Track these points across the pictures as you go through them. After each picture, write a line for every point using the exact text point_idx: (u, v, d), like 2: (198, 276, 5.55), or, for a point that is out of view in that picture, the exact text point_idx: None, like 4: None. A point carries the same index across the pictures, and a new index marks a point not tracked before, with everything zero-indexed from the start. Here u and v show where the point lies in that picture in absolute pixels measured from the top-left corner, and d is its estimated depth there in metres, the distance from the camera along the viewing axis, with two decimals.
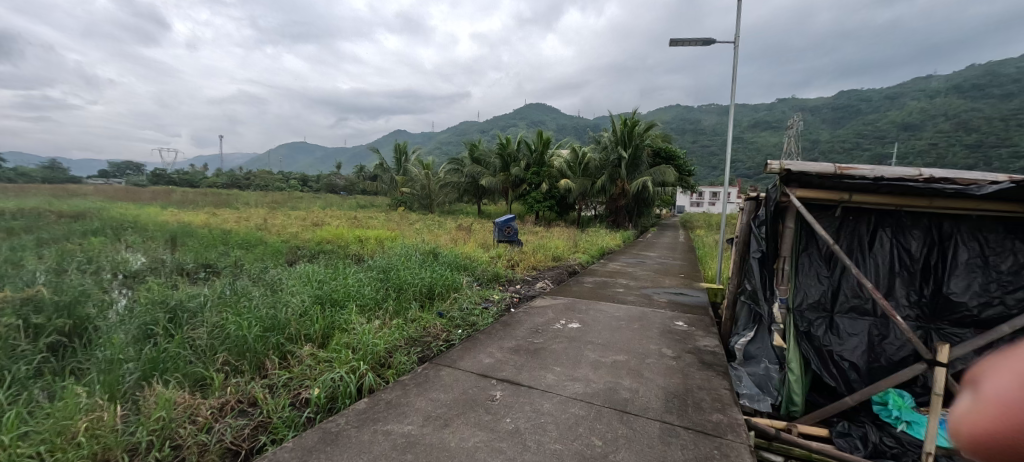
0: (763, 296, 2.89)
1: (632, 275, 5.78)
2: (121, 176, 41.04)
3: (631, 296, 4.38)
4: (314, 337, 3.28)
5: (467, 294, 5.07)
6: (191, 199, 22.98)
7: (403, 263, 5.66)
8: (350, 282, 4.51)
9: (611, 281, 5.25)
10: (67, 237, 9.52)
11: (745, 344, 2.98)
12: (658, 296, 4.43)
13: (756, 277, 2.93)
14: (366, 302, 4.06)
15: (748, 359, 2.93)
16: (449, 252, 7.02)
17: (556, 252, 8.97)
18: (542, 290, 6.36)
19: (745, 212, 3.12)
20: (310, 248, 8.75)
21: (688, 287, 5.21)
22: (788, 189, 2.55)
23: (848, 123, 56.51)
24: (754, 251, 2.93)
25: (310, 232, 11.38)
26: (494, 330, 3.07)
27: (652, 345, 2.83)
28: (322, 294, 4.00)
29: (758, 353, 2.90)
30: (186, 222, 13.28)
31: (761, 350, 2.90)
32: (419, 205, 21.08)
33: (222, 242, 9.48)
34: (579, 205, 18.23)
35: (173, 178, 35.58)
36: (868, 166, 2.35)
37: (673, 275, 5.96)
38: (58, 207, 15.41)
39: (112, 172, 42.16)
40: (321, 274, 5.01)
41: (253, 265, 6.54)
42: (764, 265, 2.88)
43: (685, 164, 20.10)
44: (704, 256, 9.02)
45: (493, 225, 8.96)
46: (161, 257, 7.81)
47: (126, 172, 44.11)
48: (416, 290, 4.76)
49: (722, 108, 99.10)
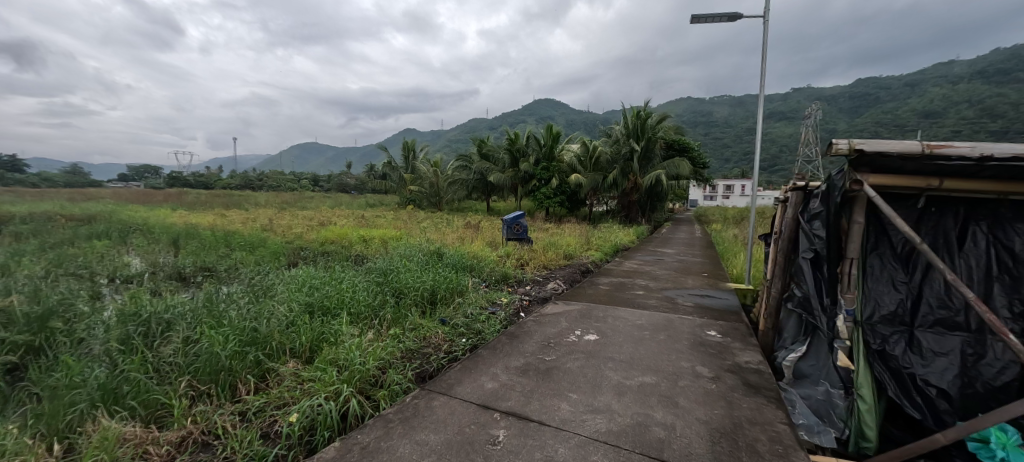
0: (819, 304, 2.47)
1: (651, 274, 5.35)
2: (139, 179, 41.92)
3: (653, 300, 3.95)
4: (300, 352, 2.95)
5: (473, 297, 4.70)
6: (202, 201, 23.05)
7: (404, 265, 5.30)
8: (346, 287, 4.19)
9: (628, 282, 4.83)
10: (71, 241, 9.42)
11: (796, 360, 2.60)
12: (682, 299, 4.00)
13: (809, 281, 2.51)
14: (361, 309, 3.72)
15: (800, 378, 2.57)
16: (455, 252, 6.66)
17: (567, 250, 8.55)
18: (553, 292, 5.98)
19: (791, 205, 2.69)
20: (313, 249, 8.48)
21: (713, 287, 4.76)
22: (858, 174, 2.10)
23: (866, 112, 54.78)
24: (805, 251, 2.51)
25: (315, 232, 11.15)
26: (500, 343, 2.68)
27: (684, 362, 2.41)
28: (313, 302, 3.68)
29: (812, 373, 2.54)
30: (194, 224, 13.20)
31: (816, 368, 2.53)
32: (428, 203, 20.81)
33: (225, 244, 9.28)
34: (590, 200, 17.77)
35: (188, 180, 36.05)
36: (970, 144, 1.89)
37: (695, 274, 5.51)
38: (70, 211, 15.51)
39: (130, 175, 42.88)
40: (318, 278, 4.70)
41: (251, 269, 6.26)
42: (820, 268, 2.46)
43: (699, 156, 19.49)
44: (724, 252, 8.56)
45: (501, 222, 8.50)
46: (161, 261, 7.59)
47: (145, 175, 44.95)
48: (419, 295, 4.41)
49: (735, 100, 97.18)
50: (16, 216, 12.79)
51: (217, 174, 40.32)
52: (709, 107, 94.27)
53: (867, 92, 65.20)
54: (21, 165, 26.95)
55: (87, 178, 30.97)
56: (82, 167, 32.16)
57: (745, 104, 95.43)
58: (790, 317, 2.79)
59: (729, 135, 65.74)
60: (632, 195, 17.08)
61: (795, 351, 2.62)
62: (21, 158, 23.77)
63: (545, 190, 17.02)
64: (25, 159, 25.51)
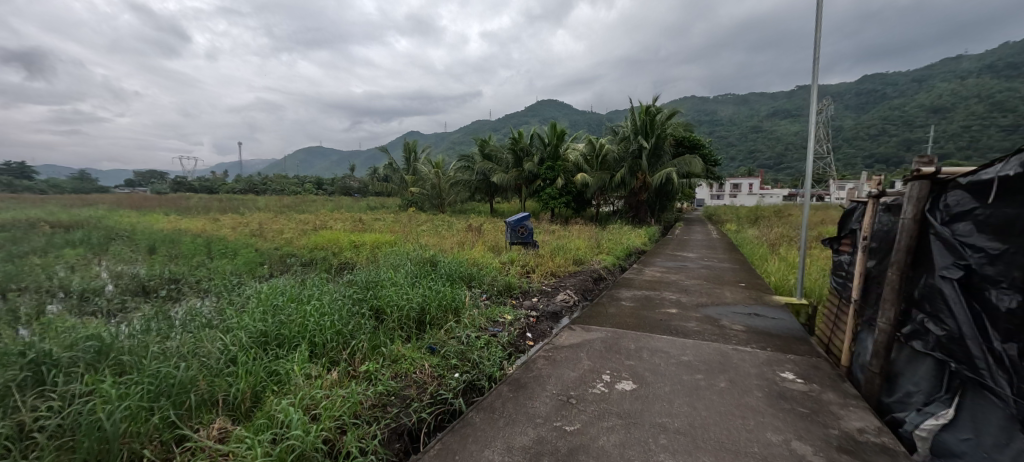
0: (979, 355, 1.53)
1: (678, 285, 4.56)
2: (147, 184, 41.71)
3: (692, 322, 3.16)
4: (235, 406, 2.22)
5: (470, 317, 3.99)
6: (199, 205, 22.47)
7: (390, 276, 4.55)
8: (318, 306, 3.46)
9: (655, 295, 4.03)
10: (44, 250, 8.74)
11: (945, 434, 1.63)
12: (727, 320, 3.21)
13: (963, 317, 1.58)
14: (331, 334, 3.00)
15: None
16: (451, 259, 5.88)
17: (576, 255, 7.76)
18: (564, 306, 5.23)
19: (911, 204, 1.87)
20: (300, 257, 7.76)
21: (757, 300, 3.97)
22: None
23: (875, 108, 53.80)
24: (955, 270, 1.61)
25: (307, 238, 10.42)
26: (501, 401, 1.94)
27: (769, 433, 1.65)
28: (270, 329, 2.95)
29: (968, 453, 1.55)
30: (183, 229, 12.55)
31: (974, 448, 1.54)
32: (430, 205, 20.09)
33: (207, 251, 8.55)
34: (597, 200, 17.01)
35: (193, 185, 35.49)
36: None
37: (730, 284, 4.71)
38: (57, 216, 14.86)
39: (138, 180, 42.46)
40: (287, 295, 3.96)
41: (222, 282, 5.51)
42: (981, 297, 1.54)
43: (710, 153, 18.69)
44: (749, 256, 7.77)
45: (503, 225, 7.64)
46: (130, 272, 6.86)
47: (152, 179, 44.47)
48: (406, 315, 3.69)
49: (740, 98, 96.41)
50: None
51: (220, 178, 39.94)
52: (714, 106, 93.33)
53: (876, 88, 64.10)
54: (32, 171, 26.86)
55: (94, 183, 30.85)
56: (88, 172, 31.96)
57: (751, 102, 94.21)
58: (912, 364, 1.87)
59: (735, 133, 64.85)
60: (641, 194, 16.19)
61: (941, 418, 1.66)
62: (28, 164, 23.65)
63: (550, 191, 16.22)
64: (32, 166, 25.35)
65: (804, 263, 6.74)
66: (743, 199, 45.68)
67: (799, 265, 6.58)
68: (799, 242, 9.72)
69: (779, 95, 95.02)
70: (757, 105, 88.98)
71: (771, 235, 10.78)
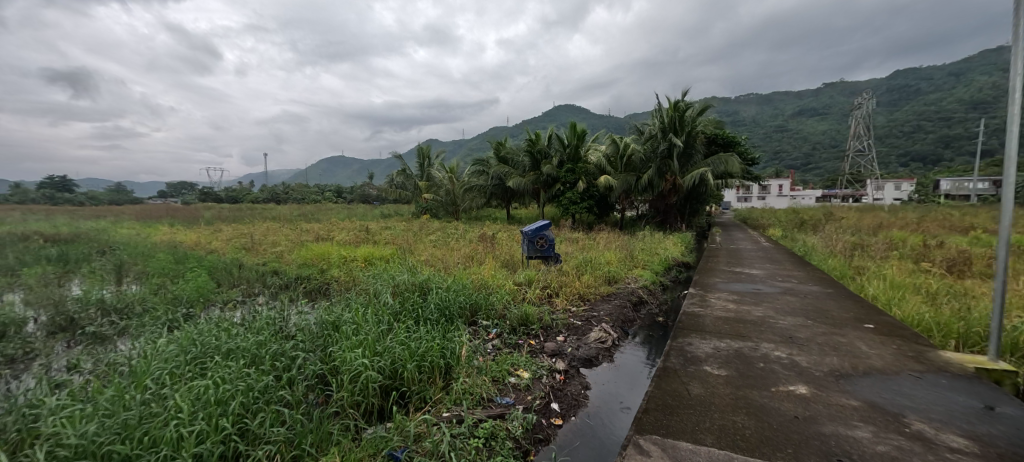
0: None
1: (776, 329, 3.03)
2: (176, 194, 42.10)
3: (857, 424, 1.75)
4: None
5: (465, 384, 2.71)
6: (212, 214, 21.78)
7: (355, 315, 3.27)
8: (220, 377, 2.25)
9: (755, 353, 2.56)
10: (12, 267, 7.77)
11: None
12: (921, 422, 1.78)
13: None
14: (213, 445, 1.79)
15: None
16: (450, 283, 4.51)
17: (608, 271, 6.27)
18: (599, 349, 3.80)
19: None
20: (285, 276, 6.58)
21: (922, 361, 2.47)
22: None
23: (912, 104, 50.83)
24: None
25: (298, 251, 9.21)
26: None
27: None
28: (101, 436, 1.73)
29: None
30: (178, 242, 11.60)
31: None
32: (444, 212, 18.88)
33: (181, 269, 7.39)
34: (622, 204, 15.49)
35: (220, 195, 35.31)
36: None
37: (848, 323, 3.21)
38: (59, 227, 14.14)
39: (170, 191, 42.63)
40: (200, 347, 2.74)
41: (160, 317, 4.26)
42: None
43: (746, 151, 16.99)
44: (824, 273, 6.15)
45: (519, 235, 6.20)
46: (79, 295, 5.72)
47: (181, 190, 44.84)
48: (366, 388, 2.43)
49: (763, 98, 93.33)
50: None
51: (241, 187, 39.81)
52: (737, 106, 90.25)
53: (909, 84, 60.89)
54: (68, 184, 27.36)
55: (124, 193, 31.22)
56: (120, 184, 32.49)
57: (774, 101, 90.69)
58: None
59: (762, 133, 62.08)
60: (670, 197, 14.61)
61: None
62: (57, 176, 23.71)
63: (571, 195, 14.69)
64: (63, 177, 25.60)
65: (907, 280, 5.12)
66: (773, 201, 43.13)
67: (903, 283, 4.95)
68: (872, 250, 8.06)
69: (804, 94, 91.75)
70: (781, 105, 85.86)
71: (835, 242, 9.12)
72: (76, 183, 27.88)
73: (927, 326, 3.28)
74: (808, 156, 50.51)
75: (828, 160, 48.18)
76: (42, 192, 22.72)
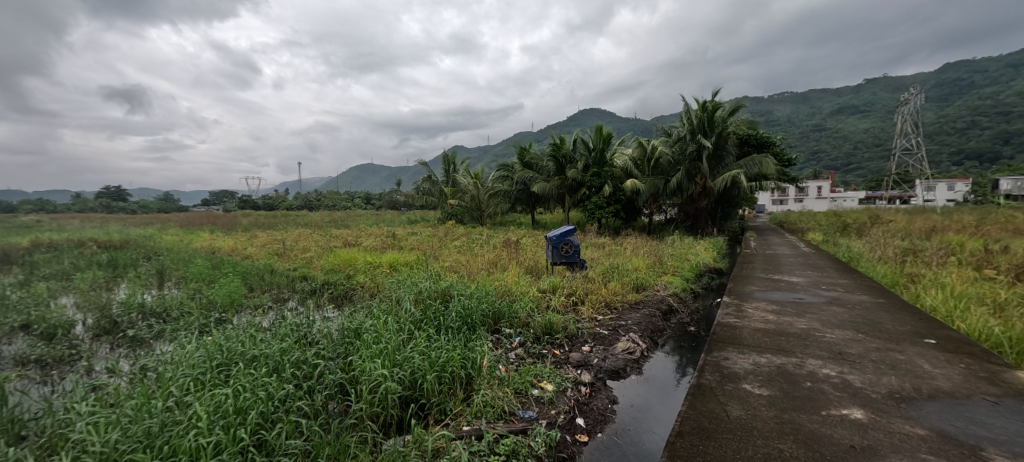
0: None
1: (823, 344, 2.79)
2: (219, 203, 43.99)
3: (927, 458, 1.54)
4: None
5: (486, 396, 2.61)
6: (249, 221, 22.60)
7: (376, 324, 3.21)
8: (241, 386, 2.26)
9: (801, 370, 2.35)
10: (66, 272, 8.24)
11: None
12: (1003, 456, 1.55)
13: None
14: (231, 456, 1.78)
15: None
16: (472, 291, 4.43)
17: (636, 278, 6.05)
18: (626, 361, 3.60)
19: None
20: (312, 282, 6.71)
21: (996, 384, 2.18)
22: None
23: (965, 97, 47.48)
24: None
25: (326, 257, 9.41)
26: None
27: None
28: (125, 443, 1.80)
29: None
30: (217, 248, 12.08)
31: None
32: (469, 217, 18.92)
33: (218, 273, 7.69)
34: (649, 208, 15.10)
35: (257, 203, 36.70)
36: None
37: (903, 339, 2.90)
38: (110, 234, 14.98)
39: (212, 199, 44.60)
40: (225, 353, 2.76)
41: (193, 321, 4.39)
42: None
43: (782, 152, 16.29)
44: (874, 281, 5.71)
45: (543, 241, 6.02)
46: (121, 298, 5.97)
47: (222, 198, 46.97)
48: (386, 399, 2.39)
49: (799, 97, 89.62)
50: (51, 242, 12.18)
51: (278, 193, 41.19)
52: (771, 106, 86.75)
53: (962, 77, 56.87)
54: (124, 194, 29.37)
55: (174, 201, 33.16)
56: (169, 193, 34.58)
57: (811, 100, 86.77)
58: None
59: (799, 133, 59.29)
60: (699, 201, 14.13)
61: None
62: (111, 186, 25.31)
63: (597, 199, 14.30)
64: (118, 187, 27.47)
65: (970, 289, 4.64)
66: (812, 203, 41.04)
67: (966, 292, 4.49)
68: (926, 255, 7.42)
69: (844, 92, 87.37)
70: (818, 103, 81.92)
71: (883, 247, 8.50)
72: (131, 193, 29.90)
73: (996, 341, 2.93)
74: (849, 155, 47.92)
75: (871, 159, 45.52)
76: (100, 202, 24.34)
